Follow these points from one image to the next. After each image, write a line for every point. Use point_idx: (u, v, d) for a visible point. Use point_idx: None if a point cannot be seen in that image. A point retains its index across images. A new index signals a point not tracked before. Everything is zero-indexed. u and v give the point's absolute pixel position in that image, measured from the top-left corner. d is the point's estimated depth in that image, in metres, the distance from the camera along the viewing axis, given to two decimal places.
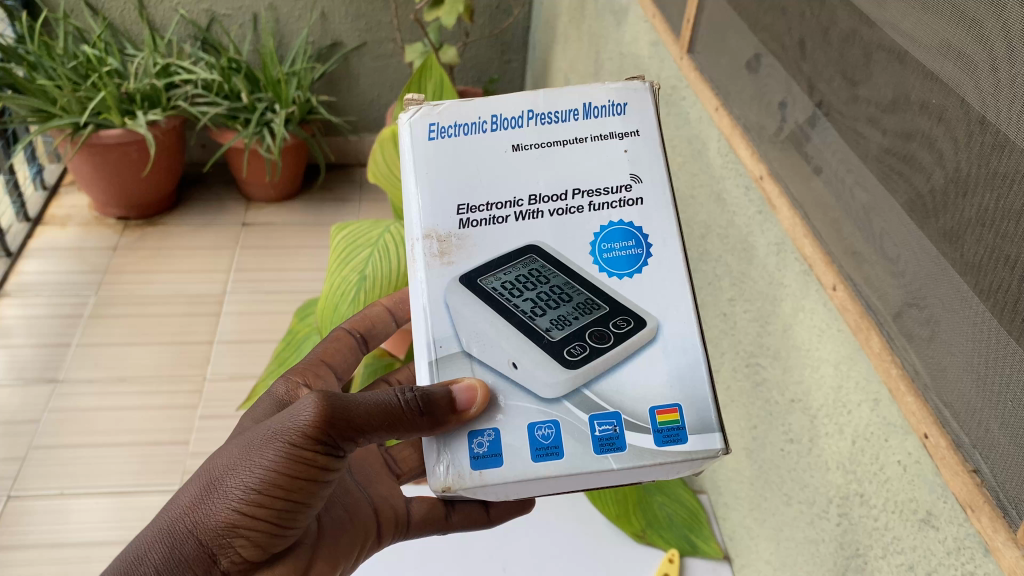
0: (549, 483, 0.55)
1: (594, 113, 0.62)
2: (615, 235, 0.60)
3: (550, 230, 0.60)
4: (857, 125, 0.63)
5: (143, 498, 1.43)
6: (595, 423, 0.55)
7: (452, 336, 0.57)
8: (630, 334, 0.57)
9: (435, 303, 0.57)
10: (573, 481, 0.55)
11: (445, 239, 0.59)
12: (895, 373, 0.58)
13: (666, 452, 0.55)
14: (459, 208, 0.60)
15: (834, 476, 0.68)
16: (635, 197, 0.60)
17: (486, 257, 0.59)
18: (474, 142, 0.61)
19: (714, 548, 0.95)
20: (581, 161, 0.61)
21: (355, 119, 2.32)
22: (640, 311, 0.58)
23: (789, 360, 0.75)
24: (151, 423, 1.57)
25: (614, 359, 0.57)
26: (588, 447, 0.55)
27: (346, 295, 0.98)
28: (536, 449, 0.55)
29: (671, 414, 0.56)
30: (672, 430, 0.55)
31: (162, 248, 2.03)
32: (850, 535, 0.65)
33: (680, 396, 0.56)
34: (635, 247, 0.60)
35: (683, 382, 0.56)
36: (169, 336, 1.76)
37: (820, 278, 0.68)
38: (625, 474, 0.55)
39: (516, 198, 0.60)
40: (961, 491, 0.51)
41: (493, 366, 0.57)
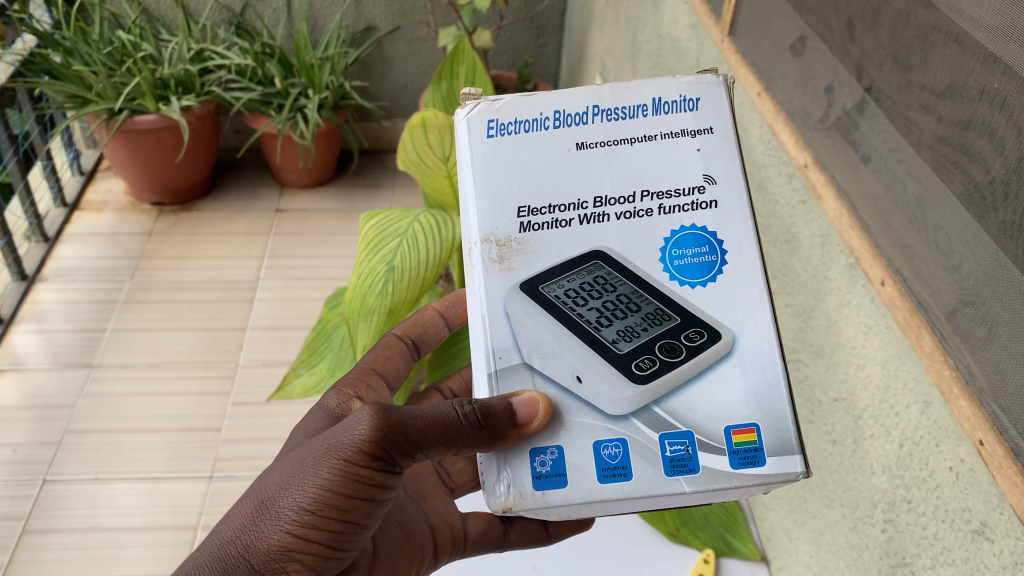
0: (615, 504, 0.52)
1: (663, 109, 0.58)
2: (687, 240, 0.57)
3: (618, 234, 0.57)
4: (910, 113, 0.59)
5: (175, 484, 1.43)
6: (665, 442, 0.52)
7: (512, 348, 0.54)
8: (704, 348, 0.54)
9: (495, 312, 0.55)
10: (639, 503, 0.52)
11: (505, 243, 0.56)
12: (947, 375, 0.55)
13: (742, 475, 0.52)
14: (520, 211, 0.56)
15: (880, 481, 0.65)
16: (709, 200, 0.57)
17: (549, 263, 0.56)
18: (536, 140, 0.58)
19: (751, 550, 0.92)
20: (650, 159, 0.57)
21: (388, 105, 2.30)
22: (716, 324, 0.55)
23: (833, 357, 0.72)
24: (184, 408, 1.57)
25: (686, 375, 0.54)
26: (659, 468, 0.52)
27: (373, 287, 0.96)
28: (603, 469, 0.52)
29: (748, 433, 0.53)
30: (749, 451, 0.52)
31: (196, 233, 2.03)
32: (896, 542, 0.62)
33: (758, 415, 0.53)
34: (709, 254, 0.56)
35: (761, 401, 0.53)
36: (202, 322, 1.77)
37: (868, 273, 0.65)
38: (697, 496, 0.52)
39: (581, 200, 0.57)
40: (1020, 503, 0.48)
41: (557, 380, 0.54)
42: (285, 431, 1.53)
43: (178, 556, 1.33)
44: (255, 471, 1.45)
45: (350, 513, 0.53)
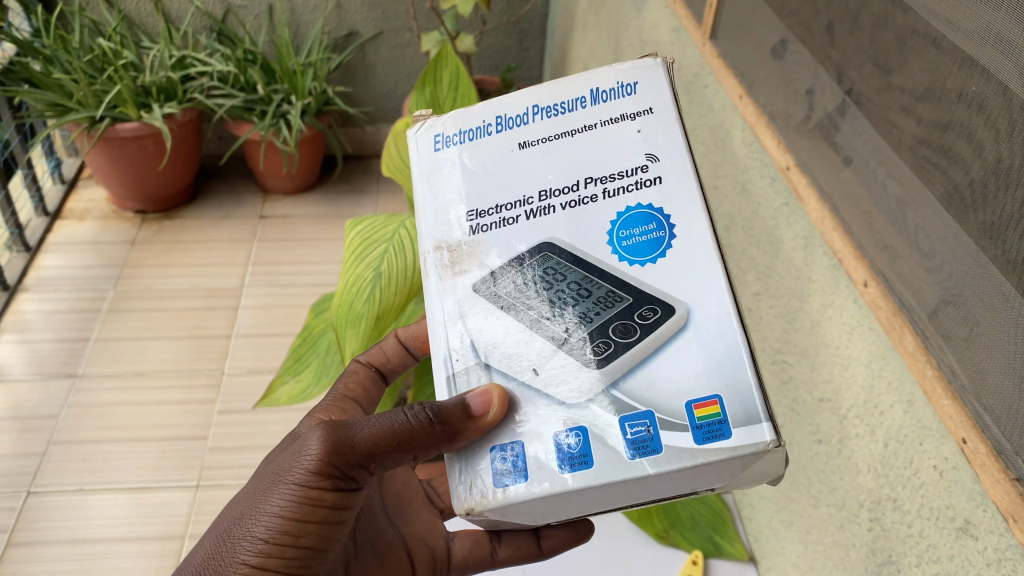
0: (582, 498, 0.49)
1: (602, 98, 0.59)
2: (633, 220, 0.55)
3: (564, 223, 0.56)
4: (890, 115, 0.60)
5: (161, 493, 1.43)
6: (625, 425, 0.49)
7: (468, 348, 0.55)
8: (655, 324, 0.51)
9: (448, 315, 0.55)
10: (611, 492, 0.49)
11: (456, 248, 0.57)
12: (930, 374, 0.55)
13: (707, 450, 0.48)
14: (469, 215, 0.58)
15: (865, 480, 0.65)
16: (652, 177, 0.56)
17: (499, 261, 0.56)
18: (480, 144, 0.59)
19: (739, 551, 0.92)
20: (591, 148, 0.57)
21: (372, 110, 2.30)
22: (668, 299, 0.52)
23: (818, 358, 0.73)
24: (169, 417, 1.56)
25: (641, 354, 0.51)
26: (619, 452, 0.49)
27: (362, 292, 0.96)
28: (561, 460, 0.49)
29: (711, 406, 0.49)
30: (713, 425, 0.48)
31: (180, 241, 2.02)
32: (882, 541, 0.63)
33: (720, 386, 0.49)
34: (657, 230, 0.54)
35: (719, 371, 0.50)
36: (187, 330, 1.76)
37: (851, 273, 0.65)
38: (665, 481, 0.49)
39: (526, 196, 0.57)
40: (1003, 500, 0.48)
41: (513, 376, 0.53)
42: (273, 438, 1.53)
43: (166, 565, 1.32)
44: (243, 479, 1.45)
45: (309, 536, 0.54)
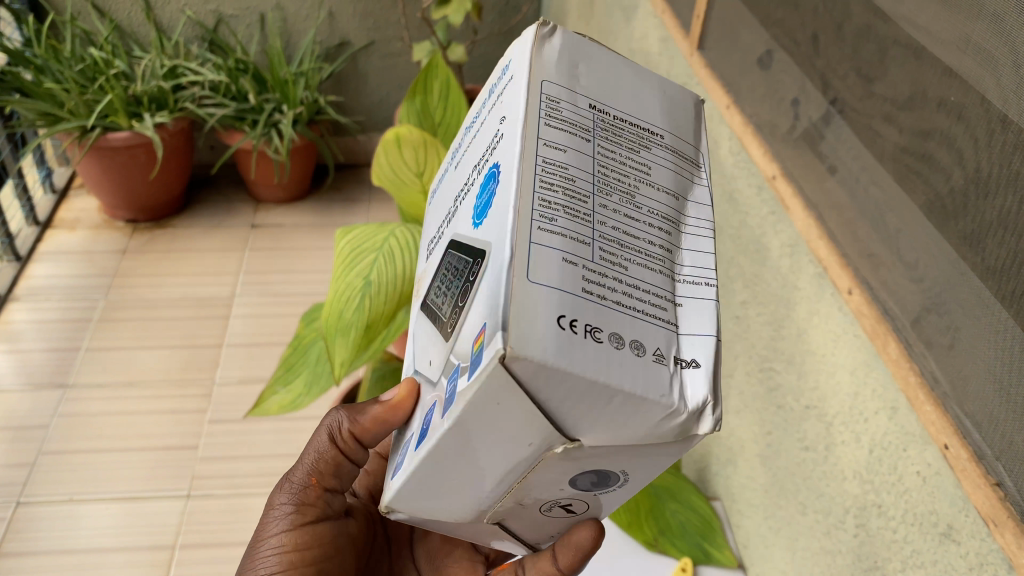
0: (447, 467, 0.41)
1: (498, 82, 0.50)
2: (484, 185, 0.45)
3: (457, 219, 0.48)
4: (873, 124, 0.61)
5: (151, 503, 1.42)
6: (451, 381, 0.41)
7: (414, 363, 0.52)
8: (470, 281, 0.41)
9: (413, 335, 0.53)
10: (468, 459, 0.41)
11: (427, 275, 0.54)
12: (912, 381, 0.56)
13: (471, 387, 0.36)
14: (432, 242, 0.55)
15: (850, 486, 0.66)
16: (495, 138, 0.45)
17: (430, 277, 0.51)
18: (449, 176, 0.57)
19: (728, 557, 0.93)
20: (478, 137, 0.50)
21: (363, 119, 2.31)
22: (476, 244, 0.41)
23: (804, 365, 0.73)
24: (160, 427, 1.56)
25: (463, 317, 0.41)
26: (443, 410, 0.40)
27: (350, 302, 0.96)
28: (424, 434, 0.43)
29: (479, 339, 0.37)
30: (478, 356, 0.36)
31: (171, 251, 2.02)
32: (867, 546, 0.63)
33: (486, 314, 0.37)
34: (488, 184, 0.44)
35: (488, 298, 0.37)
36: (178, 339, 1.76)
37: (836, 281, 0.66)
38: (481, 430, 0.38)
39: (450, 206, 0.52)
40: (983, 505, 0.49)
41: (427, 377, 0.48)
42: (264, 448, 1.53)
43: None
44: (234, 488, 1.45)
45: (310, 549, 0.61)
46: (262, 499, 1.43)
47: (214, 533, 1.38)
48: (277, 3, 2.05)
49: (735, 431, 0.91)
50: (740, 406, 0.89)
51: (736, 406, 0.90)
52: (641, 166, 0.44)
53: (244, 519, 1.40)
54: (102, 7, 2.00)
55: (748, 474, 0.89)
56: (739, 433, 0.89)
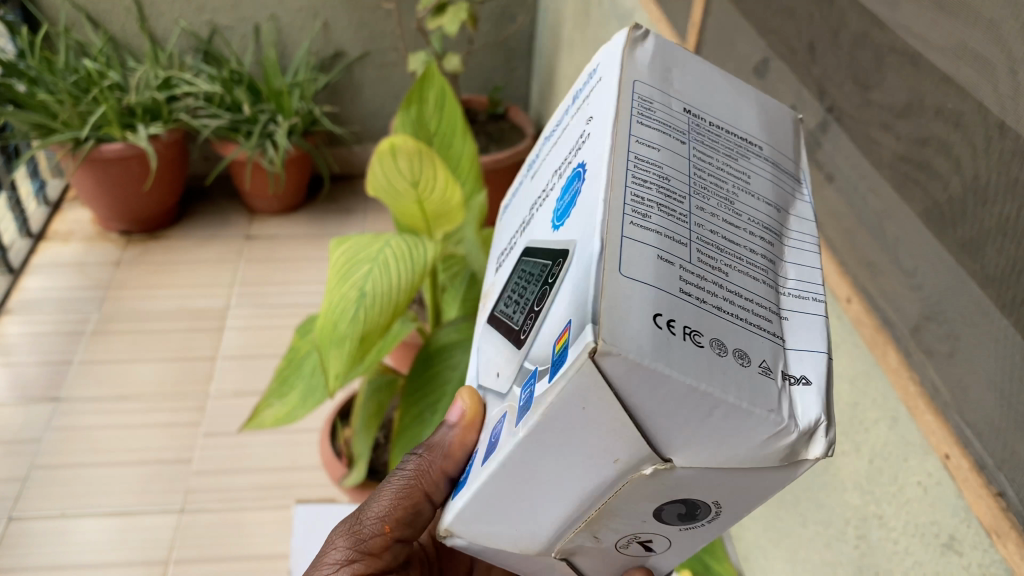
0: (498, 476, 0.38)
1: (583, 92, 0.49)
2: (570, 192, 0.42)
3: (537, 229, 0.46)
4: (870, 131, 0.60)
5: (144, 518, 1.41)
6: (531, 383, 0.38)
7: (475, 378, 0.48)
8: (559, 272, 0.38)
9: (471, 344, 0.50)
10: (538, 473, 0.37)
11: (494, 281, 0.52)
12: (913, 391, 0.55)
13: (553, 390, 0.33)
14: (506, 248, 0.53)
15: (851, 498, 0.65)
16: (585, 135, 0.43)
17: (501, 287, 0.49)
18: (526, 200, 0.56)
19: (727, 569, 0.90)
20: (558, 148, 0.48)
21: (359, 130, 2.31)
22: (565, 244, 0.38)
23: None
24: (153, 440, 1.55)
25: (552, 307, 0.38)
26: (516, 415, 0.38)
27: (345, 313, 0.87)
28: (489, 450, 0.41)
29: (564, 335, 0.34)
30: (563, 356, 0.34)
31: (166, 262, 2.01)
32: (868, 558, 0.62)
33: (570, 310, 0.34)
34: (577, 176, 0.42)
35: (580, 296, 0.34)
36: (173, 351, 1.75)
37: (834, 290, 0.66)
38: (543, 449, 0.36)
39: (524, 220, 0.50)
40: (986, 515, 0.48)
41: (494, 387, 0.44)
42: (259, 461, 1.52)
43: None
44: (229, 502, 1.44)
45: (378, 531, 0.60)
46: (256, 513, 1.42)
47: (208, 548, 1.36)
48: (272, 14, 2.05)
49: None
50: None
51: None
52: (737, 174, 0.43)
53: (239, 533, 1.39)
54: (96, 19, 2.00)
55: None
56: None
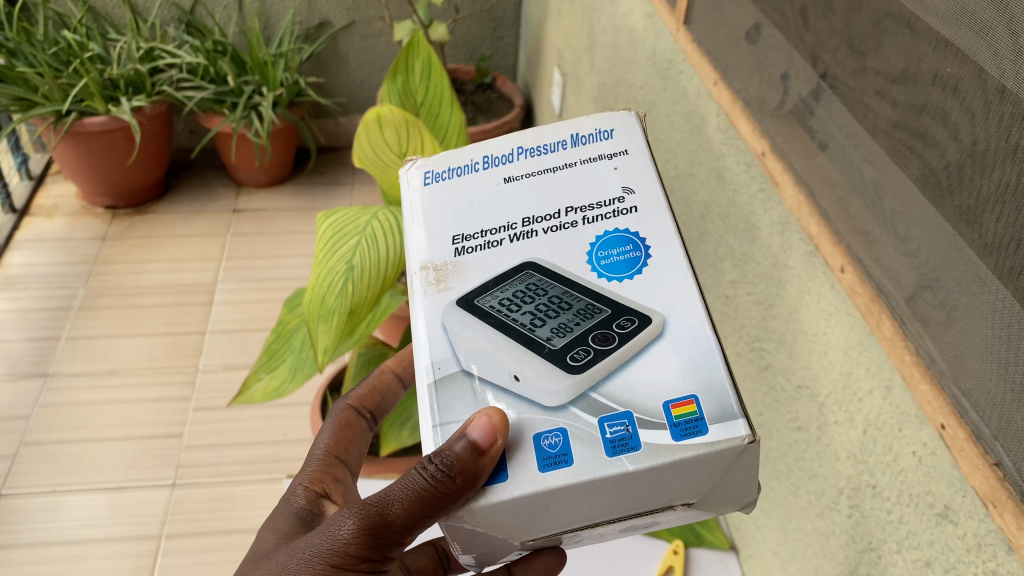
0: (565, 498, 0.47)
1: (581, 142, 0.60)
2: (611, 243, 0.56)
3: (545, 246, 0.56)
4: (865, 98, 0.59)
5: (136, 494, 1.40)
6: (604, 425, 0.49)
7: (451, 357, 0.52)
8: (634, 334, 0.51)
9: (435, 328, 0.53)
10: (604, 494, 0.48)
11: (442, 268, 0.56)
12: (908, 360, 0.55)
13: (684, 446, 0.48)
14: (454, 238, 0.57)
15: (843, 467, 0.64)
16: (629, 207, 0.57)
17: (480, 280, 0.55)
18: (469, 182, 0.59)
19: (720, 539, 0.88)
20: (562, 181, 0.59)
21: (345, 101, 2.28)
22: (643, 310, 0.52)
23: (796, 344, 0.71)
24: (143, 416, 1.54)
25: (619, 360, 0.51)
26: (600, 449, 0.48)
27: (333, 286, 0.86)
28: (543, 458, 0.48)
29: (687, 405, 0.49)
30: (689, 422, 0.49)
31: (152, 237, 1.99)
32: (861, 528, 0.62)
33: (695, 387, 0.50)
34: (634, 251, 0.55)
35: (698, 375, 0.50)
36: (161, 326, 1.74)
37: (828, 259, 0.65)
38: (633, 485, 0.48)
39: (510, 223, 0.57)
40: (982, 486, 0.48)
41: (494, 381, 0.51)
42: (249, 435, 1.51)
43: (142, 566, 1.30)
44: (220, 477, 1.43)
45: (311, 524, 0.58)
46: (247, 488, 1.42)
47: (200, 524, 1.36)
48: None
49: None
50: None
51: None
52: None
53: (230, 508, 1.38)
54: None
55: None
56: None
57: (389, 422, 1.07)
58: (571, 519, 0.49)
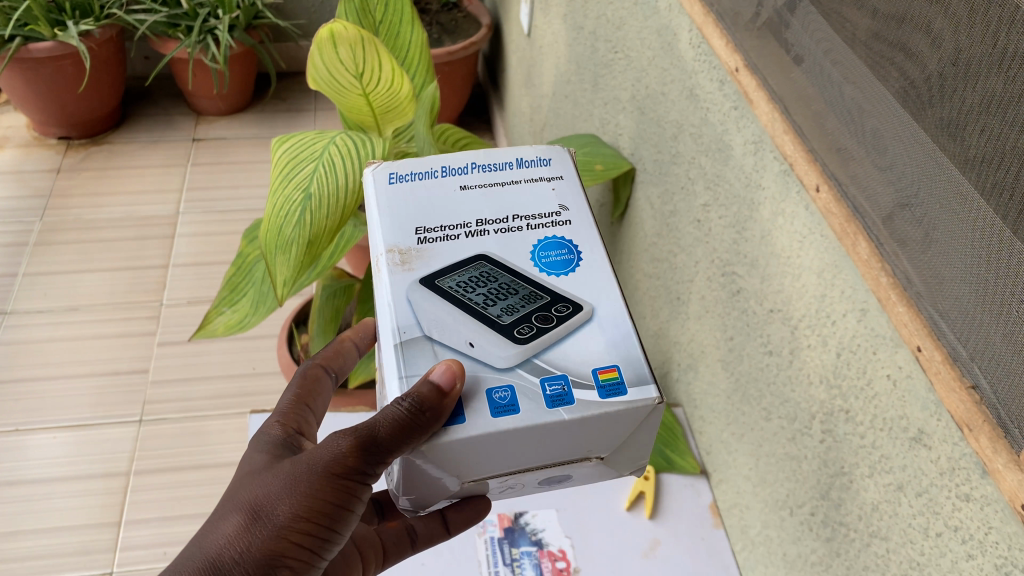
0: (510, 445, 0.48)
1: (524, 165, 0.63)
2: (551, 245, 0.58)
3: (495, 242, 0.58)
4: (842, 8, 0.56)
5: (103, 431, 1.38)
6: (545, 384, 0.50)
7: (414, 324, 0.52)
8: (570, 317, 0.54)
9: (398, 298, 0.53)
10: (539, 442, 0.49)
11: (406, 251, 0.56)
12: (884, 282, 0.53)
13: (610, 403, 0.50)
14: (417, 230, 0.57)
15: (816, 391, 0.63)
16: (565, 218, 0.60)
17: (441, 263, 0.56)
18: (428, 186, 0.60)
19: (691, 464, 0.84)
20: (507, 192, 0.61)
21: (305, 23, 2.19)
22: (576, 298, 0.55)
23: (769, 267, 0.69)
24: (108, 352, 1.50)
25: (558, 337, 0.53)
26: (542, 403, 0.49)
27: (291, 216, 0.82)
28: (494, 407, 0.49)
29: (612, 372, 0.51)
30: (613, 385, 0.51)
31: (109, 168, 1.93)
32: (834, 452, 0.60)
33: (619, 358, 0.52)
34: (568, 254, 0.58)
35: (619, 348, 0.53)
36: (122, 261, 1.69)
37: (803, 178, 0.62)
38: (569, 434, 0.50)
39: (466, 222, 0.58)
40: (959, 409, 0.47)
41: (451, 344, 0.52)
42: (218, 369, 1.48)
43: (112, 503, 1.28)
44: (189, 411, 1.41)
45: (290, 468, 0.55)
46: (217, 423, 1.40)
47: (169, 459, 1.34)
48: None
49: (696, 335, 0.85)
50: (702, 312, 0.83)
51: (694, 312, 0.86)
52: None
53: (200, 443, 1.36)
54: None
55: (709, 381, 0.83)
56: (699, 338, 0.85)
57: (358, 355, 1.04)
58: (510, 461, 0.50)
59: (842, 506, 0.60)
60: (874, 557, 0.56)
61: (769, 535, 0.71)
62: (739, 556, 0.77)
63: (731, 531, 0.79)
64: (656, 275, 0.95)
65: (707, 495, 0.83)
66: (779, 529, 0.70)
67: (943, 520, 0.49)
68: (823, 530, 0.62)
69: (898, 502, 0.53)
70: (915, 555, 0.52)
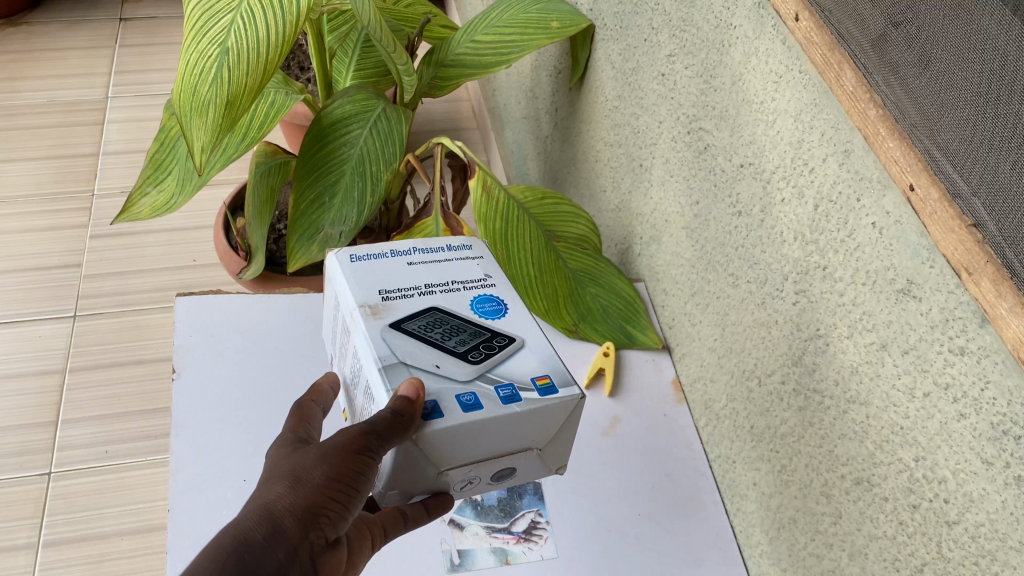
0: (476, 433, 0.47)
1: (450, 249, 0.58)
2: (486, 302, 0.54)
3: (444, 296, 0.53)
4: None
5: (33, 327, 1.27)
6: (497, 388, 0.48)
7: (389, 359, 0.48)
8: (509, 348, 0.51)
9: (373, 340, 0.48)
10: (497, 431, 0.48)
11: (374, 305, 0.51)
12: (872, 115, 0.46)
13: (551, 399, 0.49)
14: (382, 292, 0.52)
15: (791, 250, 0.56)
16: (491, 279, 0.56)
17: (405, 309, 0.51)
18: (379, 263, 0.55)
19: (653, 340, 0.79)
20: (443, 264, 0.56)
21: None
22: (507, 332, 0.52)
23: (738, 117, 0.61)
24: (35, 246, 1.38)
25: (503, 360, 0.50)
26: (495, 400, 0.47)
27: (206, 74, 0.73)
28: (460, 405, 0.47)
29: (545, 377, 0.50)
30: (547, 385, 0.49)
31: (27, 51, 1.77)
32: (809, 314, 0.55)
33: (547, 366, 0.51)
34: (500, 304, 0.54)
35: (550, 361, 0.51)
36: (48, 150, 1.55)
37: (778, 8, 0.54)
38: (522, 424, 0.48)
39: (419, 285, 0.53)
40: (956, 252, 0.41)
41: (419, 368, 0.48)
42: (155, 261, 1.38)
43: (46, 403, 1.18)
44: (126, 305, 1.31)
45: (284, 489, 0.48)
46: (157, 316, 1.30)
47: (108, 355, 1.24)
48: None
49: (657, 203, 0.78)
50: (663, 176, 0.76)
51: (655, 178, 0.78)
52: None
53: (138, 337, 1.27)
54: None
55: (672, 251, 0.76)
56: (660, 206, 0.78)
57: (296, 233, 0.91)
58: (476, 450, 0.49)
59: (817, 372, 0.55)
60: (853, 425, 0.51)
61: (735, 409, 0.67)
62: (704, 432, 0.73)
63: (695, 407, 0.75)
64: (614, 142, 0.87)
65: (669, 371, 0.79)
66: (746, 401, 0.65)
67: (933, 378, 0.44)
68: (795, 400, 0.57)
69: (881, 363, 0.48)
70: (898, 419, 0.47)
